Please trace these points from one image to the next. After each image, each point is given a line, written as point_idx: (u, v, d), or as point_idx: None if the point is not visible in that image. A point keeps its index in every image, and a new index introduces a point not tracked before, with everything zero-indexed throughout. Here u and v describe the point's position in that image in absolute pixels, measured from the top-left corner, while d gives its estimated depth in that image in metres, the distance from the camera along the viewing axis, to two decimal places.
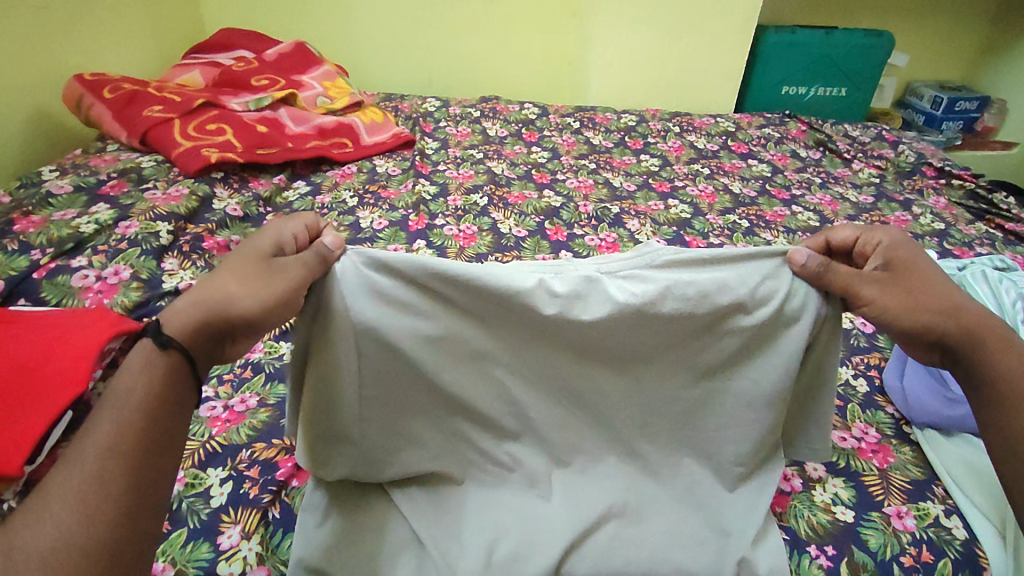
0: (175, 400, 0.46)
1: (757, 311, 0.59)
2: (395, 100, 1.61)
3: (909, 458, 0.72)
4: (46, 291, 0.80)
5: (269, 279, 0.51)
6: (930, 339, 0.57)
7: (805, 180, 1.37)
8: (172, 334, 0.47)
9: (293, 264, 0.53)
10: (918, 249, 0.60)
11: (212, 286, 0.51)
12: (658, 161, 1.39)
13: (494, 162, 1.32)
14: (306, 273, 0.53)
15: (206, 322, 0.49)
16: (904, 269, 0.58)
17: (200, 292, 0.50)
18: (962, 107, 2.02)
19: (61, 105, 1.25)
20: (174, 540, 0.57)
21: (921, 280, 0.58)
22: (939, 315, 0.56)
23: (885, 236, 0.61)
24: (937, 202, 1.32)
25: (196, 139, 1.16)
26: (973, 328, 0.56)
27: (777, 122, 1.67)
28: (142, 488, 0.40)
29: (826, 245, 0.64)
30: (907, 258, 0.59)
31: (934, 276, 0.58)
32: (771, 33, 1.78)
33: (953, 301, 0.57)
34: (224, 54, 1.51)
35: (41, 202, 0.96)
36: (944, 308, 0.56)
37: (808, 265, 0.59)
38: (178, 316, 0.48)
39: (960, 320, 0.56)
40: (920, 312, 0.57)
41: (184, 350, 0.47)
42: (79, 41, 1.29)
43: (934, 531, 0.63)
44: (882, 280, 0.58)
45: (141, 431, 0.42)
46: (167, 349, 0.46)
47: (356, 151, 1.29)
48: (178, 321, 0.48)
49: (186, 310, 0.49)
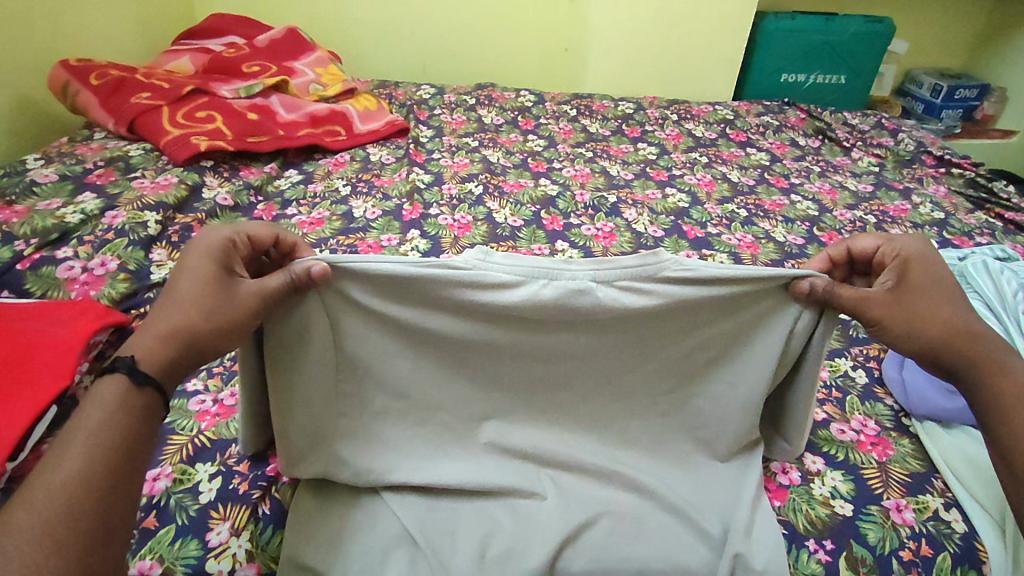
0: (146, 430, 0.44)
1: (750, 308, 0.59)
2: (389, 87, 1.59)
3: (909, 450, 0.71)
4: (30, 283, 0.78)
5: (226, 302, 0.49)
6: (926, 359, 0.55)
7: (804, 169, 1.36)
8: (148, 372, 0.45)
9: (252, 292, 0.50)
10: (940, 262, 0.57)
11: (175, 312, 0.48)
12: (656, 150, 1.38)
13: (490, 150, 1.30)
14: (265, 304, 0.51)
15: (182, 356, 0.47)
16: (911, 286, 0.56)
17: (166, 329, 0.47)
18: (962, 95, 2.01)
19: (46, 92, 1.23)
20: (162, 537, 0.56)
21: (924, 299, 0.55)
22: (941, 330, 0.54)
23: (909, 248, 0.57)
24: (937, 191, 1.31)
25: (185, 127, 1.14)
26: (971, 353, 0.54)
27: (776, 109, 1.65)
28: (107, 526, 0.39)
29: (848, 253, 0.61)
30: (921, 277, 0.56)
31: (947, 292, 0.55)
32: (771, 20, 1.76)
33: (956, 319, 0.54)
34: (214, 40, 1.48)
35: (25, 191, 0.94)
36: (946, 324, 0.54)
37: (814, 291, 0.56)
38: (152, 352, 0.46)
39: (959, 346, 0.54)
40: (920, 334, 0.54)
41: (158, 388, 0.45)
42: (65, 26, 1.26)
43: (934, 524, 0.62)
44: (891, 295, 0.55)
45: (111, 462, 0.40)
46: (142, 388, 0.44)
47: (349, 139, 1.26)
48: (152, 357, 0.46)
49: (157, 345, 0.46)
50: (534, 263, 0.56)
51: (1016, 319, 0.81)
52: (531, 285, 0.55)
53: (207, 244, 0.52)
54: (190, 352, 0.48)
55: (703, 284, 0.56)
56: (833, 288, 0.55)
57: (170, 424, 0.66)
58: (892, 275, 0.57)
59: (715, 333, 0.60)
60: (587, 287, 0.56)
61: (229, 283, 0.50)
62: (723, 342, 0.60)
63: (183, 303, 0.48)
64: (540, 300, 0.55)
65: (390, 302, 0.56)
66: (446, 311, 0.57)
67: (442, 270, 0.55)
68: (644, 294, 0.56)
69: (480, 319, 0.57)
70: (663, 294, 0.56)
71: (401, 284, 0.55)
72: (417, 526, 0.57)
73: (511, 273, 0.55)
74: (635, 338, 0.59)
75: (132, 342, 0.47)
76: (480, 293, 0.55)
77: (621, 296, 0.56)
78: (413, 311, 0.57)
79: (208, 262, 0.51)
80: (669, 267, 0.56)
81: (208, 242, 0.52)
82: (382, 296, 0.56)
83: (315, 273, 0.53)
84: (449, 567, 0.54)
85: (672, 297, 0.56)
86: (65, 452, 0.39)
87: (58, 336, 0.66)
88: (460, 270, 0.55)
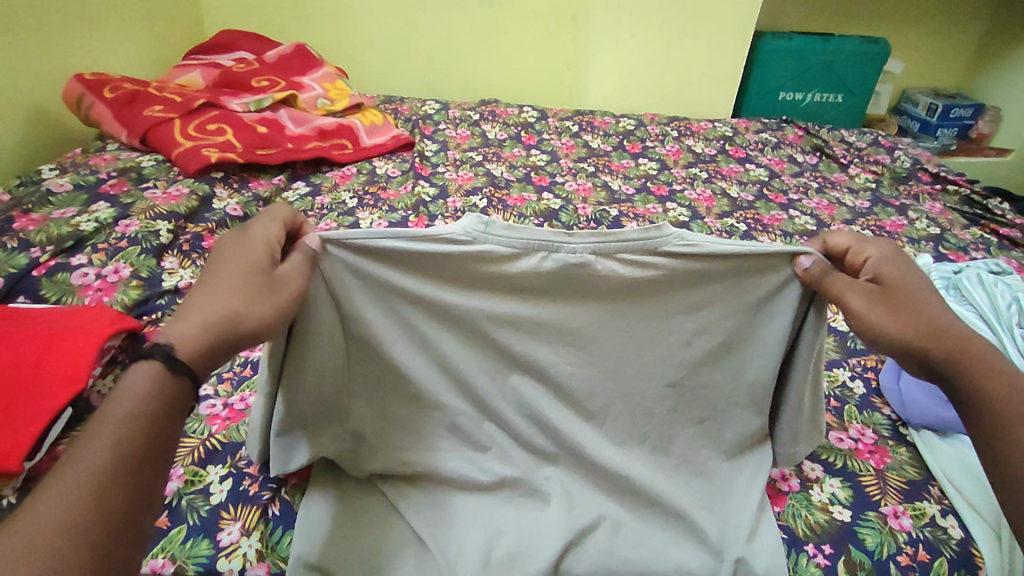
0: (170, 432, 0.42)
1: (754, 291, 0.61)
2: (395, 102, 1.62)
3: (906, 459, 0.72)
4: (46, 289, 0.80)
5: (274, 293, 0.50)
6: (915, 359, 0.53)
7: (802, 185, 1.38)
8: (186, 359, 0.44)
9: (292, 281, 0.52)
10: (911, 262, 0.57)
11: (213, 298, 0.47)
12: (656, 165, 1.40)
13: (494, 165, 1.32)
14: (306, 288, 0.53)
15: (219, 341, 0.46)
16: (889, 284, 0.55)
17: (207, 315, 0.46)
18: (957, 114, 2.05)
19: (60, 104, 1.25)
20: (174, 537, 0.57)
21: (914, 300, 0.54)
22: (928, 332, 0.53)
23: (875, 249, 0.58)
24: (933, 207, 1.33)
25: (197, 139, 1.16)
26: (955, 351, 0.52)
27: (774, 127, 1.68)
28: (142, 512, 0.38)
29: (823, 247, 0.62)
30: (897, 274, 0.56)
31: (928, 295, 0.55)
32: (768, 40, 1.80)
33: (947, 321, 0.53)
34: (224, 55, 1.52)
35: (42, 201, 0.96)
36: (933, 324, 0.53)
37: (810, 270, 0.58)
38: (192, 340, 0.44)
39: (946, 344, 0.52)
40: (913, 332, 0.53)
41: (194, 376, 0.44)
42: (80, 42, 1.30)
43: (930, 530, 0.63)
44: (872, 293, 0.55)
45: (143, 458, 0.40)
46: (177, 372, 0.43)
47: (355, 152, 1.29)
48: (191, 348, 0.44)
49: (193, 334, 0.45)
50: (532, 236, 0.58)
51: (1010, 333, 0.82)
52: (531, 257, 0.58)
53: (253, 236, 0.53)
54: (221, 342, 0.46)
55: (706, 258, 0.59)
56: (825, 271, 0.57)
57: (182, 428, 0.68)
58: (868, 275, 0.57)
59: (719, 324, 0.62)
60: (586, 260, 0.58)
61: (270, 275, 0.51)
62: (729, 329, 0.62)
63: (227, 288, 0.48)
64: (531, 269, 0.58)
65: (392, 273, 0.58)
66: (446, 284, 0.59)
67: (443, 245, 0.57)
68: (638, 265, 0.59)
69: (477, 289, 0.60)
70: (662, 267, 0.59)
71: (399, 257, 0.58)
72: (425, 527, 0.58)
73: (512, 245, 0.58)
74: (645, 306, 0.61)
75: (171, 330, 0.45)
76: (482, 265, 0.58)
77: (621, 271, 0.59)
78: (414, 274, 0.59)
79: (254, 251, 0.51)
80: (671, 241, 0.58)
81: (261, 233, 0.53)
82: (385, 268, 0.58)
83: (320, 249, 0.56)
84: (456, 569, 0.55)
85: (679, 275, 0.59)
86: (92, 450, 0.38)
87: (72, 337, 0.68)
88: (458, 243, 0.57)
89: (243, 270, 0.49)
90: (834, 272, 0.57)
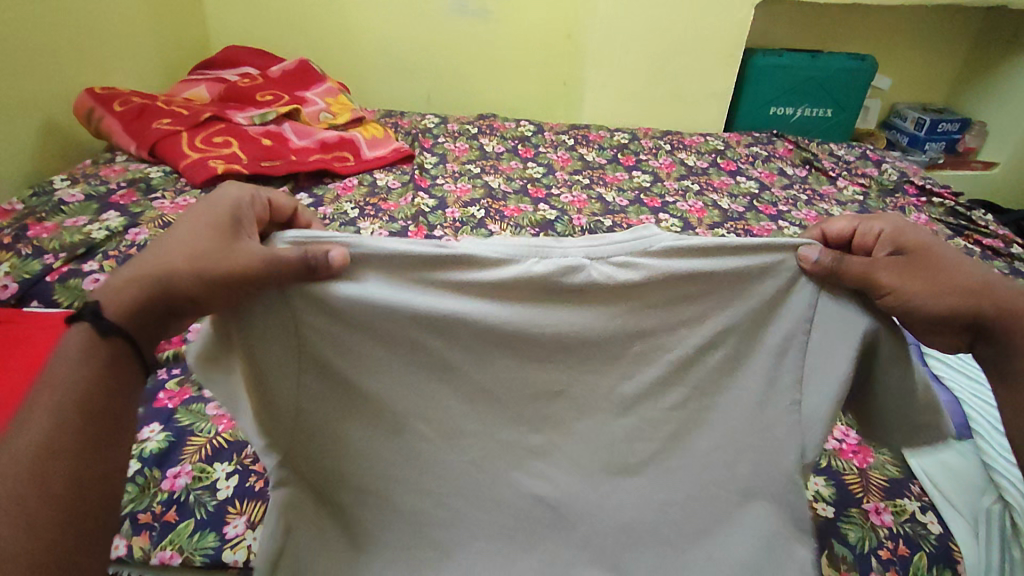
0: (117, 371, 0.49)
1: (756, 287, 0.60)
2: (395, 116, 1.66)
3: (888, 458, 0.74)
4: (59, 294, 0.83)
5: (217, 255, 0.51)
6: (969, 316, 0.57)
7: (792, 197, 1.41)
8: (112, 319, 0.49)
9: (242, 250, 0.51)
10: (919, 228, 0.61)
11: (159, 257, 0.52)
12: (650, 178, 1.44)
13: (491, 177, 1.36)
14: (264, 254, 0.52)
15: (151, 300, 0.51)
16: (913, 250, 0.58)
17: (145, 271, 0.51)
18: (944, 128, 2.10)
19: (69, 117, 1.29)
20: (182, 530, 0.60)
21: (939, 259, 0.58)
22: (964, 295, 0.57)
23: (885, 224, 0.61)
24: (919, 218, 1.37)
25: (204, 151, 1.20)
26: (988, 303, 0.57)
27: (765, 141, 1.72)
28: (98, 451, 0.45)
29: (822, 235, 0.64)
30: (915, 242, 0.59)
31: (948, 253, 0.58)
32: (759, 56, 1.85)
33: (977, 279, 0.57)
34: (229, 70, 1.56)
35: (54, 210, 0.99)
36: (968, 287, 0.57)
37: (820, 262, 0.58)
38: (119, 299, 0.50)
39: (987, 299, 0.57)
40: (943, 294, 0.56)
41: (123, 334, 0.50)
42: (91, 58, 1.34)
43: (910, 526, 0.66)
44: (899, 265, 0.57)
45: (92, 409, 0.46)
46: (107, 335, 0.49)
47: (357, 164, 1.32)
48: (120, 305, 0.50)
49: (124, 287, 0.51)
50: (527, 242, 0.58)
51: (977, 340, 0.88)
52: (525, 262, 0.57)
53: (221, 203, 0.56)
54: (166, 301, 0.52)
55: (681, 257, 0.59)
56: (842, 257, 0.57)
57: (190, 426, 0.70)
58: (886, 247, 0.60)
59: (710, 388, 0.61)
60: (578, 263, 0.58)
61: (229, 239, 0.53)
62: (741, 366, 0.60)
63: (160, 259, 0.52)
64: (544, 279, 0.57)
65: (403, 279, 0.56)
66: (444, 288, 0.57)
67: (433, 247, 0.56)
68: (627, 268, 0.58)
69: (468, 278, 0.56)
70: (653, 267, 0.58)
71: (425, 263, 0.56)
72: None
73: (506, 250, 0.57)
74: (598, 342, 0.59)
75: (110, 291, 0.51)
76: (467, 270, 0.57)
77: (610, 275, 0.58)
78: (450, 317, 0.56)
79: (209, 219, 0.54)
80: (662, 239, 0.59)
81: (218, 209, 0.55)
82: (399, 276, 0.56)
83: (332, 258, 0.53)
84: None
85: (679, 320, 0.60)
86: (35, 409, 0.44)
87: None
88: (441, 245, 0.56)
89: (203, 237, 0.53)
90: (848, 257, 0.58)
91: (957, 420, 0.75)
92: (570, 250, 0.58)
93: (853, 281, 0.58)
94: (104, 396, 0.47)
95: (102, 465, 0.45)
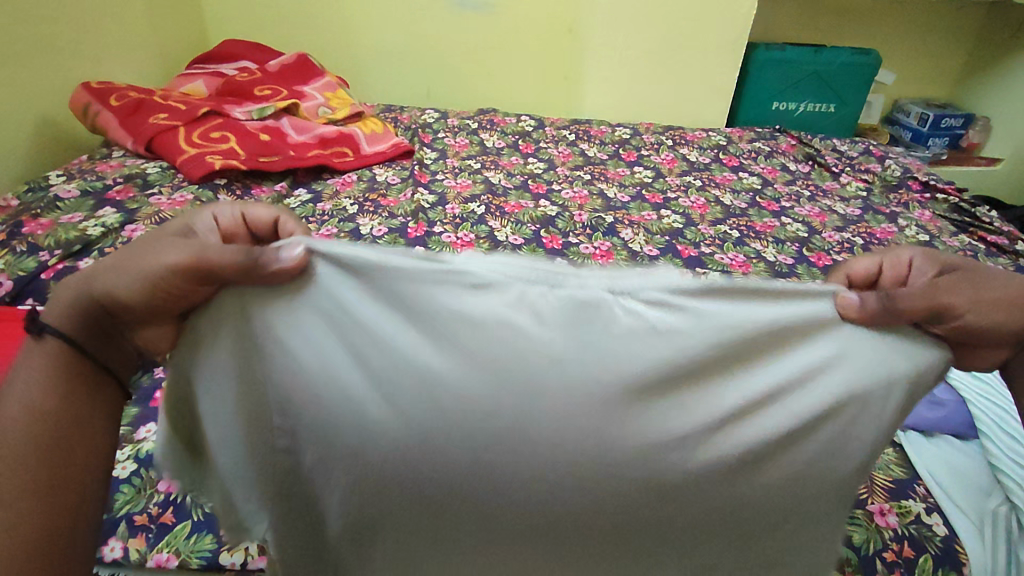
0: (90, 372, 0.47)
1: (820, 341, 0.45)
2: (395, 111, 1.64)
3: (893, 458, 0.73)
4: (55, 292, 0.82)
5: (145, 254, 0.45)
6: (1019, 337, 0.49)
7: (794, 193, 1.40)
8: (52, 321, 0.46)
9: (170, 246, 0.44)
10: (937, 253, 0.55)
11: (98, 265, 0.47)
12: (651, 173, 1.43)
13: (492, 172, 1.35)
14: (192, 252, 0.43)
15: (88, 308, 0.46)
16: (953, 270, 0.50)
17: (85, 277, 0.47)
18: (948, 124, 2.09)
19: (65, 112, 1.28)
20: (178, 532, 0.59)
21: (984, 275, 0.49)
22: (1021, 311, 0.48)
23: (908, 253, 0.54)
24: (922, 215, 1.36)
25: (201, 147, 1.18)
26: None
27: (768, 136, 1.70)
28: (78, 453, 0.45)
29: (849, 280, 0.55)
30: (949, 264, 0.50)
31: (985, 269, 0.51)
32: (761, 51, 1.84)
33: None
34: (227, 64, 1.54)
35: (50, 206, 0.98)
36: (1022, 304, 0.48)
37: (867, 305, 0.44)
38: (60, 306, 0.46)
39: None
40: (1005, 309, 0.47)
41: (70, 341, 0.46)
42: (87, 52, 1.32)
43: (916, 527, 0.65)
44: (958, 283, 0.47)
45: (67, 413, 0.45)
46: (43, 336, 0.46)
47: (356, 160, 1.31)
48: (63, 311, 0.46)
49: (69, 294, 0.47)
50: (523, 263, 0.42)
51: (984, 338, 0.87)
52: (525, 285, 0.41)
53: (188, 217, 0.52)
54: (102, 307, 0.46)
55: (712, 296, 0.43)
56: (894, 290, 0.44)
57: None
58: (925, 271, 0.52)
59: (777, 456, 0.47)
60: (592, 293, 0.42)
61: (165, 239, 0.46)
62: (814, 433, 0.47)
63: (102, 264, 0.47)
64: (554, 304, 0.41)
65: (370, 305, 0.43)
66: (410, 315, 0.43)
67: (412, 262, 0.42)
68: (659, 305, 0.42)
69: (448, 307, 0.42)
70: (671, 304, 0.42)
71: (423, 280, 0.42)
72: None
73: (496, 271, 0.42)
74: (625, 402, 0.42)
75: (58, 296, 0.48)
76: (450, 295, 0.42)
77: (640, 305, 0.42)
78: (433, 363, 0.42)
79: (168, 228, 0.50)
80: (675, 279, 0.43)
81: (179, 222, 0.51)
82: (369, 304, 0.43)
83: (285, 260, 0.42)
84: None
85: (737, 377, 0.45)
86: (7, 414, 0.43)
87: None
88: (426, 259, 0.42)
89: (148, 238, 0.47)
90: (902, 291, 0.44)
91: (961, 420, 0.75)
92: (580, 280, 0.42)
93: (922, 314, 0.44)
94: (84, 394, 0.47)
95: (84, 463, 0.46)
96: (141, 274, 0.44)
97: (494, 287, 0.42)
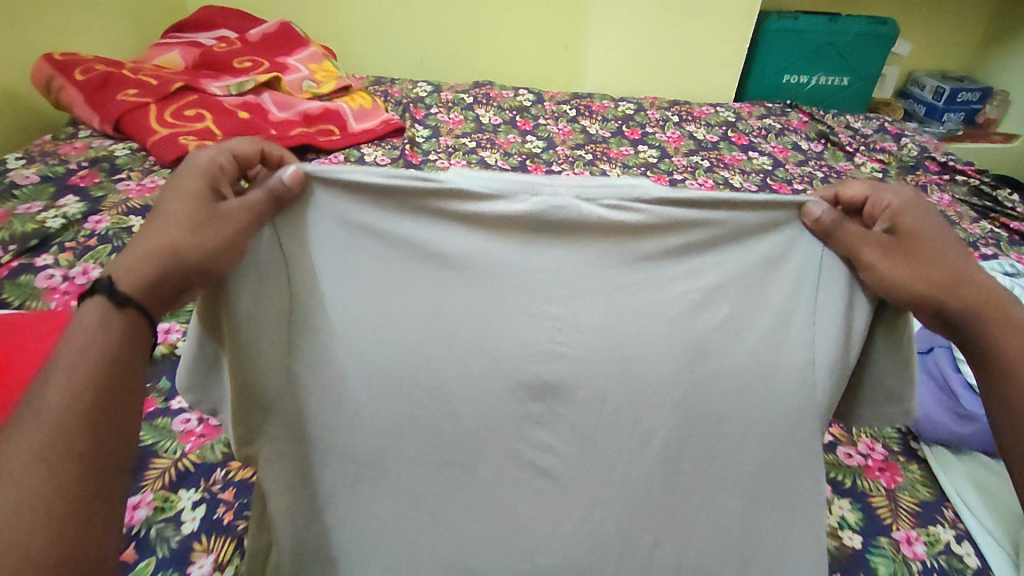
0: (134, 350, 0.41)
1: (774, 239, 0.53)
2: (385, 84, 1.55)
3: (918, 477, 0.69)
4: (7, 292, 0.75)
5: (212, 218, 0.44)
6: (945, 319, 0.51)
7: (806, 175, 1.33)
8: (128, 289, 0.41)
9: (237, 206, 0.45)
10: (930, 208, 0.52)
11: (160, 231, 0.43)
12: (656, 153, 1.35)
13: (488, 152, 1.27)
14: (254, 222, 0.46)
15: (164, 274, 0.43)
16: (908, 232, 0.50)
17: (148, 243, 0.43)
18: (964, 98, 2.00)
19: (28, 87, 1.19)
20: (140, 571, 0.53)
21: (933, 245, 0.50)
22: (946, 291, 0.50)
23: (896, 198, 0.52)
24: (941, 199, 1.29)
25: (174, 126, 1.10)
26: (976, 303, 0.50)
27: (778, 112, 1.62)
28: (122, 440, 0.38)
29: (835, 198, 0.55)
30: (916, 224, 0.51)
31: (945, 242, 0.50)
32: (774, 19, 1.73)
33: (960, 277, 0.50)
34: (205, 33, 1.44)
35: (5, 194, 0.90)
36: (952, 285, 0.50)
37: (822, 220, 0.51)
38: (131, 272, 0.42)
39: (975, 297, 0.50)
40: (930, 284, 0.49)
41: (142, 308, 0.42)
42: (50, 21, 1.23)
43: (946, 559, 0.60)
44: (887, 245, 0.50)
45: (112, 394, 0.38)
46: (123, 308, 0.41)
47: (343, 138, 1.23)
48: (134, 277, 0.42)
49: (138, 263, 0.42)
50: (511, 179, 0.51)
51: None
52: (511, 200, 0.50)
53: (198, 165, 0.48)
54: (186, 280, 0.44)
55: (696, 207, 0.51)
56: (838, 223, 0.51)
57: (153, 446, 0.64)
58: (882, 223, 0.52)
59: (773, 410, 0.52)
60: (568, 203, 0.50)
61: (217, 202, 0.46)
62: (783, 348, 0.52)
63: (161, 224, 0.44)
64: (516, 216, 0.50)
65: (375, 208, 0.50)
66: (404, 214, 0.50)
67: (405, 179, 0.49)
68: (627, 211, 0.51)
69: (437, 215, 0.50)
70: (650, 212, 0.51)
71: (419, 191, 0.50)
72: None
73: (490, 186, 0.50)
74: (602, 284, 0.51)
75: (122, 259, 0.43)
76: (443, 204, 0.50)
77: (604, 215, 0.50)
78: (446, 245, 0.50)
79: (195, 181, 0.46)
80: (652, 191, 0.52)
81: (198, 167, 0.47)
82: (371, 202, 0.50)
83: (288, 179, 0.47)
84: None
85: (670, 273, 0.52)
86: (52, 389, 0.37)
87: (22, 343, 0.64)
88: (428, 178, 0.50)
89: (192, 198, 0.45)
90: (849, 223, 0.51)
91: None
92: (559, 190, 0.51)
93: (844, 251, 0.51)
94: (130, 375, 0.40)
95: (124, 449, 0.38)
96: (220, 237, 0.44)
97: (488, 198, 0.50)
